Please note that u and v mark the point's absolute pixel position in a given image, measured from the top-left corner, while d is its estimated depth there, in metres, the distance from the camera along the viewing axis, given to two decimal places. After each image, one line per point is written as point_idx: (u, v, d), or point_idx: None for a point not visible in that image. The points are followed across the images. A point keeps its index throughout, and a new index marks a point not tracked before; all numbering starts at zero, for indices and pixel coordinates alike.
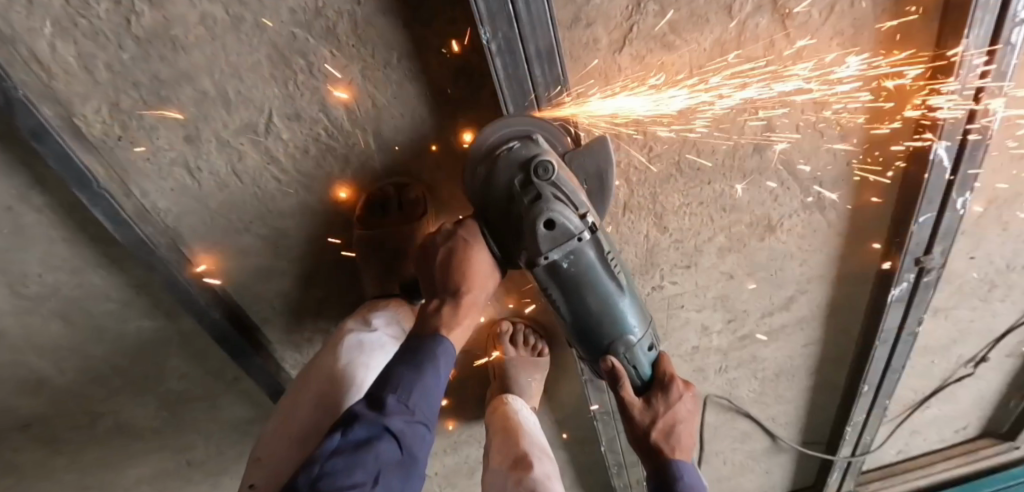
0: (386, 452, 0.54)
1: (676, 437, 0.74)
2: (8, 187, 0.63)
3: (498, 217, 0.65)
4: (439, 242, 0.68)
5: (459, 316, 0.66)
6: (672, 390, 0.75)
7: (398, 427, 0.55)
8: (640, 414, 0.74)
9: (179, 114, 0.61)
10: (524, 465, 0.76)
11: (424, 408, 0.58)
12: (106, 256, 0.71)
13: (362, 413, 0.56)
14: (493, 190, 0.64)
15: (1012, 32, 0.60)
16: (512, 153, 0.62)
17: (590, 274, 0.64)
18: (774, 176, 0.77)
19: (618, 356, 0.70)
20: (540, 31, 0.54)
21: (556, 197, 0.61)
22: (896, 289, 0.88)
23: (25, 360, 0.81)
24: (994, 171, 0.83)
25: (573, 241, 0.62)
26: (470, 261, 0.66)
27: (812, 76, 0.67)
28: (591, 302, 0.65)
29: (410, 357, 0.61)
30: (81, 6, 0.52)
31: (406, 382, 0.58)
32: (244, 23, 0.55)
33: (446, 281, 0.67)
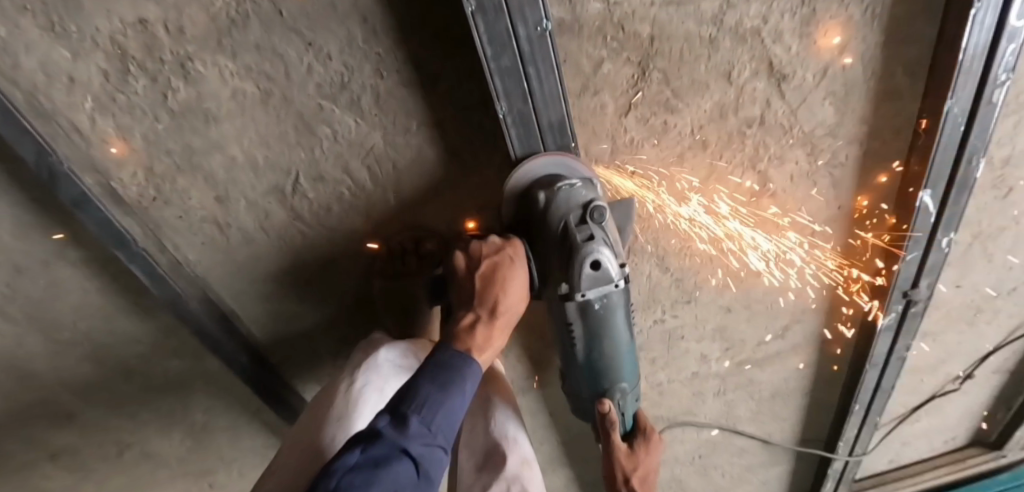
0: (405, 472, 0.54)
1: (648, 484, 0.84)
2: (48, 244, 0.68)
3: (543, 242, 0.66)
4: (483, 254, 0.66)
5: (491, 337, 0.66)
6: (651, 440, 0.83)
7: (417, 451, 0.56)
8: (624, 459, 0.82)
9: (209, 178, 0.65)
10: (493, 465, 0.72)
11: (445, 431, 0.59)
12: (137, 303, 0.76)
13: (383, 430, 0.56)
14: (544, 218, 0.64)
15: (994, 92, 0.64)
16: (573, 190, 0.63)
17: (613, 320, 0.68)
18: (770, 217, 0.81)
19: (611, 400, 0.76)
20: (552, 104, 0.59)
21: (603, 241, 0.63)
22: (885, 319, 0.93)
23: (58, 396, 0.86)
24: (976, 209, 0.87)
25: (610, 286, 0.65)
26: (508, 283, 0.65)
27: (805, 129, 0.71)
28: (606, 345, 0.70)
29: (436, 374, 0.61)
30: (120, 83, 0.57)
31: (432, 402, 0.59)
32: (273, 97, 0.59)
33: (483, 296, 0.66)
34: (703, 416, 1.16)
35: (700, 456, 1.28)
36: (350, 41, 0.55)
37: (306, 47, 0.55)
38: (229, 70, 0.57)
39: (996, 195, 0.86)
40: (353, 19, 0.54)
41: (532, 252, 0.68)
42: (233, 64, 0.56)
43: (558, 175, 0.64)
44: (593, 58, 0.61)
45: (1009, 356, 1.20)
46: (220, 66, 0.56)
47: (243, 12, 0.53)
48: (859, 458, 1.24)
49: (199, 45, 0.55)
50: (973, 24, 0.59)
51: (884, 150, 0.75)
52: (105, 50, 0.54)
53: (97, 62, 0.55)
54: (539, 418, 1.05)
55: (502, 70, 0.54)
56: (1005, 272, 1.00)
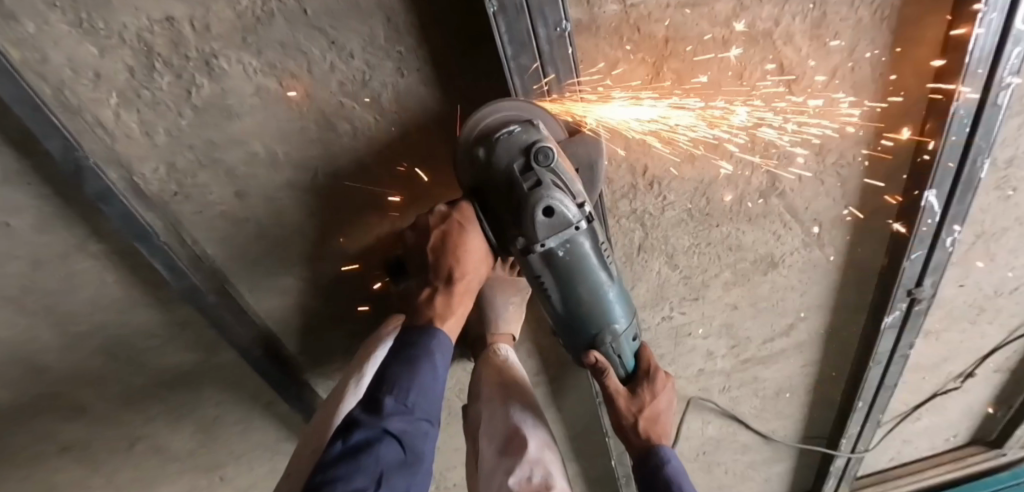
0: (389, 451, 0.55)
1: (659, 423, 0.79)
2: (68, 237, 0.69)
3: (493, 197, 0.65)
4: (432, 225, 0.66)
5: (452, 305, 0.69)
6: (656, 381, 0.79)
7: (398, 428, 0.57)
8: (626, 403, 0.78)
9: (229, 173, 0.66)
10: (515, 449, 0.73)
11: (423, 405, 0.61)
12: (154, 296, 0.77)
13: (361, 418, 0.58)
14: (490, 173, 0.62)
15: (999, 94, 0.66)
16: (512, 138, 0.59)
17: (585, 264, 0.65)
18: (779, 216, 0.82)
19: (601, 348, 0.72)
20: (565, 86, 0.61)
21: (555, 184, 0.61)
22: (889, 317, 0.95)
23: (71, 388, 0.87)
24: (979, 209, 0.89)
25: (570, 230, 0.63)
26: (462, 248, 0.66)
27: (814, 129, 0.73)
28: (582, 290, 0.67)
29: (405, 356, 0.63)
30: (144, 79, 0.58)
31: (402, 381, 0.60)
32: (295, 94, 0.60)
33: (438, 267, 0.68)
34: (707, 412, 1.18)
35: (704, 453, 1.29)
36: (372, 39, 0.57)
37: (329, 45, 0.57)
38: (253, 67, 0.58)
39: (998, 196, 0.87)
40: (376, 18, 0.55)
41: (484, 212, 0.68)
42: (257, 61, 0.57)
43: (501, 122, 0.60)
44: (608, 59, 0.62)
45: (1010, 355, 1.21)
46: (244, 63, 0.57)
47: (270, 11, 0.54)
48: (861, 456, 1.25)
49: (224, 42, 0.56)
50: (980, 28, 0.61)
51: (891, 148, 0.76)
52: (132, 46, 0.56)
53: (123, 58, 0.56)
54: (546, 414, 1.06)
55: (520, 68, 0.57)
56: (1007, 272, 1.02)
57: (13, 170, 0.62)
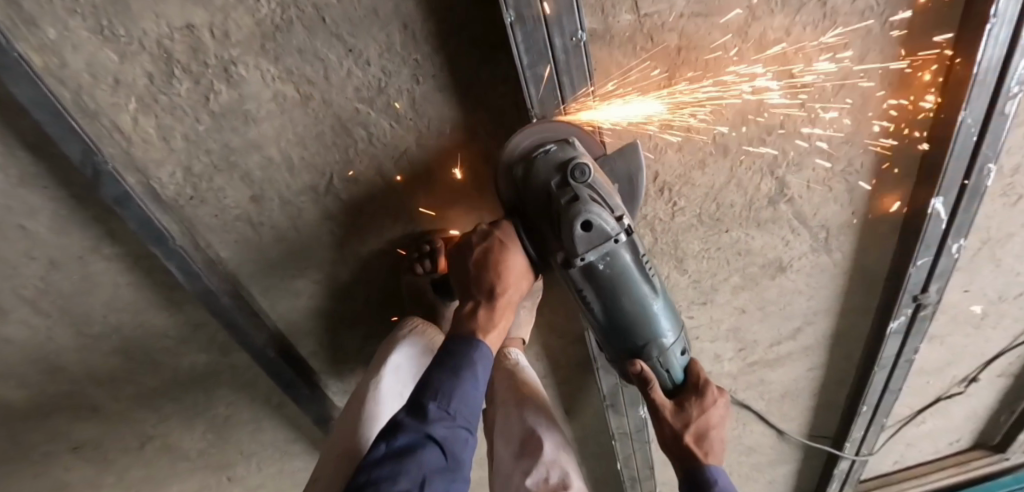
0: (430, 458, 0.57)
1: (709, 441, 0.73)
2: (84, 240, 0.70)
3: (532, 214, 0.64)
4: (473, 243, 0.66)
5: (495, 318, 0.66)
6: (706, 395, 0.73)
7: (440, 435, 0.58)
8: (671, 416, 0.72)
9: (246, 177, 0.67)
10: (532, 450, 0.74)
11: (465, 412, 0.61)
12: (168, 298, 0.78)
13: (404, 421, 0.59)
14: (529, 191, 0.63)
15: (1005, 104, 0.66)
16: (549, 156, 0.61)
17: (626, 277, 0.62)
18: (788, 221, 0.82)
19: (646, 360, 0.68)
20: (579, 91, 0.61)
21: (593, 199, 0.59)
22: (894, 322, 0.95)
23: (84, 389, 0.88)
24: (984, 215, 0.90)
25: (610, 243, 0.60)
26: (505, 263, 0.64)
27: (824, 137, 0.73)
28: (625, 303, 0.64)
29: (449, 362, 0.62)
30: (163, 85, 0.58)
31: (446, 388, 0.60)
32: (312, 100, 0.61)
33: (480, 281, 0.66)
34: None
35: None
36: (390, 47, 0.58)
37: (347, 52, 0.57)
38: (270, 74, 0.59)
39: (1004, 202, 0.88)
40: (394, 26, 0.56)
41: (525, 230, 0.67)
42: (275, 68, 0.58)
43: (537, 144, 0.62)
44: (621, 66, 0.63)
45: (1014, 360, 1.22)
46: (263, 69, 0.58)
47: (290, 19, 0.55)
48: (865, 458, 1.26)
49: (243, 49, 0.57)
50: (988, 38, 0.62)
51: (897, 154, 0.77)
52: (151, 52, 0.56)
53: (143, 65, 0.57)
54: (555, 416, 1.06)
55: (536, 77, 0.58)
56: (1012, 278, 1.02)
57: (33, 174, 0.63)
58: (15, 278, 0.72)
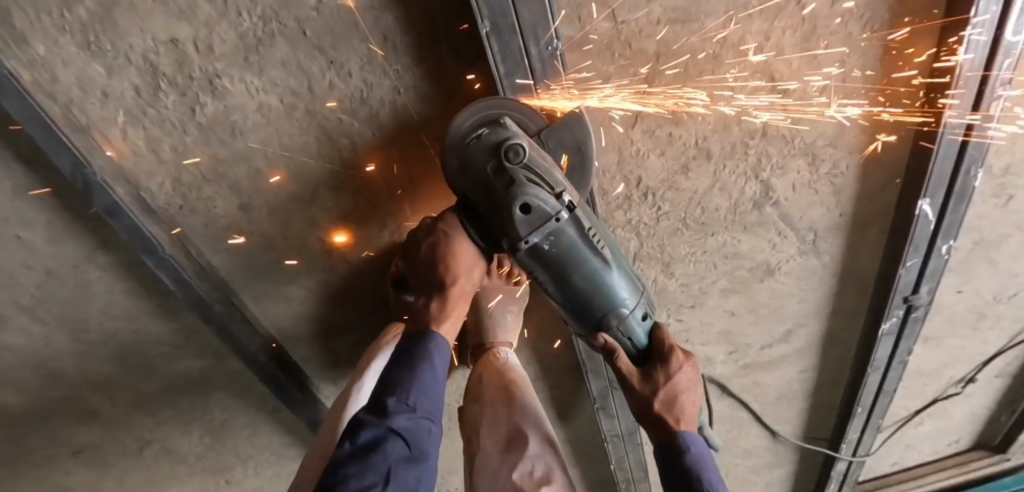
0: (394, 448, 0.57)
1: (679, 406, 0.74)
2: (78, 249, 0.72)
3: (473, 201, 0.65)
4: (420, 238, 0.68)
5: (446, 310, 0.69)
6: (672, 360, 0.73)
7: (403, 426, 0.59)
8: (639, 384, 0.73)
9: (234, 187, 0.68)
10: (516, 447, 0.77)
11: (426, 403, 0.62)
12: (162, 305, 0.80)
13: (366, 418, 0.60)
14: (467, 182, 0.63)
15: (991, 103, 0.67)
16: (482, 140, 0.60)
17: (575, 254, 0.63)
18: (775, 225, 0.83)
19: (609, 331, 0.69)
20: (550, 69, 0.60)
21: (531, 180, 0.59)
22: (886, 323, 0.95)
23: (82, 394, 0.90)
24: (974, 217, 0.90)
25: (552, 223, 0.61)
26: (453, 257, 0.66)
27: (807, 141, 0.74)
28: (576, 280, 0.64)
29: (406, 358, 0.64)
30: (150, 98, 0.60)
31: (404, 382, 0.62)
32: (296, 111, 0.62)
33: (430, 276, 0.69)
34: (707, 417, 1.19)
35: None
36: (370, 59, 0.59)
37: (328, 64, 0.59)
38: (255, 86, 0.60)
39: (994, 203, 0.88)
40: (374, 38, 0.58)
41: (469, 217, 0.68)
42: (259, 80, 0.60)
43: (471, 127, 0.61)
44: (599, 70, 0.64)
45: (1012, 360, 1.21)
46: (247, 82, 0.60)
47: (271, 32, 0.56)
48: (862, 459, 1.26)
49: (227, 63, 0.58)
50: (969, 40, 0.63)
51: (882, 157, 0.77)
52: (139, 66, 0.58)
53: (131, 78, 0.59)
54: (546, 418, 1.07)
55: (515, 86, 0.60)
56: (1007, 278, 1.02)
57: (27, 186, 0.65)
58: (12, 286, 0.74)
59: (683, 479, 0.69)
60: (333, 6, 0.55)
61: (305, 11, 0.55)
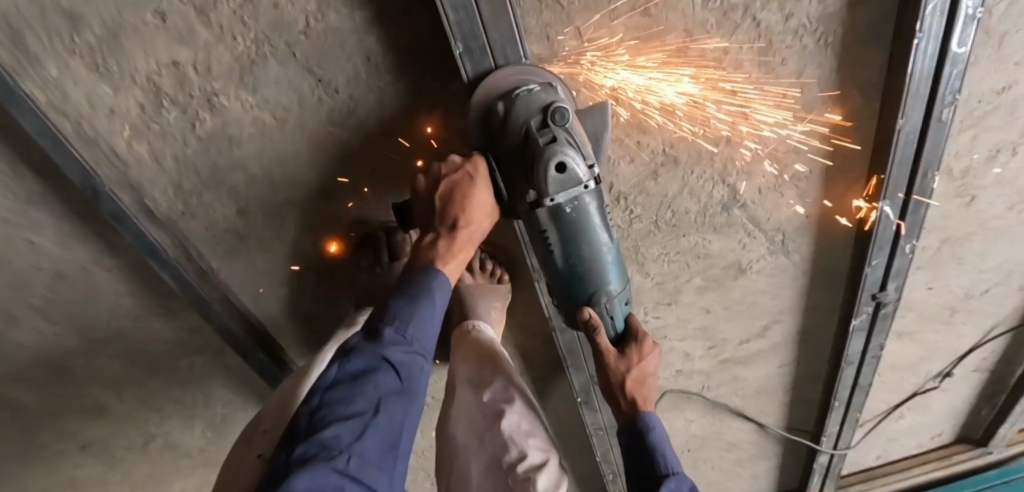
0: (385, 378, 0.62)
1: (645, 388, 0.80)
2: (88, 253, 0.77)
3: (504, 148, 0.65)
4: (443, 174, 0.67)
5: (454, 251, 0.70)
6: (644, 344, 0.79)
7: (396, 358, 0.64)
8: (613, 361, 0.78)
9: (232, 194, 0.73)
10: (504, 399, 0.77)
11: (420, 340, 0.67)
12: (166, 305, 0.85)
13: (360, 346, 0.65)
14: (505, 128, 0.63)
15: (942, 111, 0.71)
16: (531, 96, 0.62)
17: (589, 224, 0.65)
18: (743, 226, 0.87)
19: (595, 307, 0.72)
20: None
21: (568, 143, 0.62)
22: (856, 319, 0.99)
23: (91, 390, 0.95)
24: (938, 217, 0.94)
25: (579, 189, 0.63)
26: (470, 199, 0.66)
27: (769, 147, 0.78)
28: (585, 249, 0.67)
29: (406, 294, 0.68)
30: (154, 114, 0.65)
31: (402, 315, 0.66)
32: (289, 124, 0.68)
33: (443, 214, 0.69)
34: (690, 411, 1.23)
35: (690, 450, 1.34)
36: (356, 77, 0.65)
37: (317, 82, 0.65)
38: (250, 103, 0.65)
39: (956, 204, 0.92)
40: (358, 58, 0.63)
41: (495, 165, 0.68)
42: (254, 97, 0.65)
43: (517, 83, 0.63)
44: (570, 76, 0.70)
45: (988, 355, 1.25)
46: (242, 99, 0.65)
47: (264, 54, 0.62)
48: (843, 452, 1.29)
49: (224, 82, 0.63)
50: (918, 51, 0.66)
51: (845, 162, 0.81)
52: (143, 85, 0.63)
53: (136, 96, 0.64)
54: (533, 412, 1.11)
55: None
56: (977, 275, 1.05)
57: (40, 196, 0.70)
58: (26, 288, 0.79)
59: (647, 459, 0.74)
60: (320, 29, 0.60)
61: (295, 34, 0.61)
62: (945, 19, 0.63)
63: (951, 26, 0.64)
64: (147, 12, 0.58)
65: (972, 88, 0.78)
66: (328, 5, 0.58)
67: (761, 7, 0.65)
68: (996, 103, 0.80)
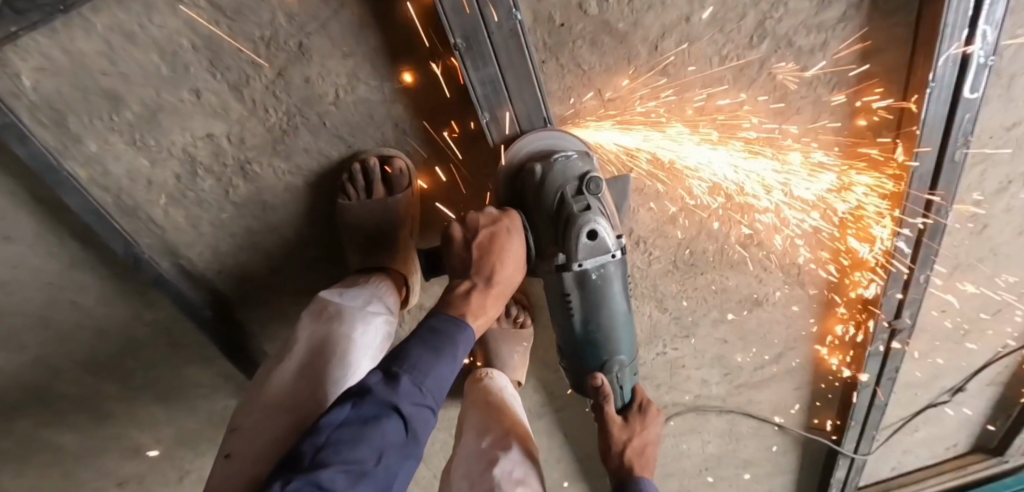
0: (393, 431, 0.52)
1: (644, 457, 0.83)
2: (125, 310, 0.80)
3: (537, 211, 0.64)
4: (481, 225, 0.64)
5: (487, 305, 0.63)
6: (647, 413, 0.83)
7: (407, 410, 0.54)
8: (617, 429, 0.81)
9: (265, 253, 0.76)
10: (503, 445, 0.77)
11: (435, 392, 0.56)
12: (202, 353, 0.88)
13: (374, 386, 0.54)
14: (539, 191, 0.63)
15: (955, 152, 0.71)
16: (568, 163, 0.62)
17: (611, 292, 0.67)
18: (759, 266, 0.89)
19: (607, 374, 0.74)
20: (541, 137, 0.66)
21: (600, 211, 0.63)
22: (873, 346, 0.98)
23: (130, 432, 0.99)
24: (952, 244, 0.94)
25: (607, 256, 0.64)
26: (506, 252, 0.63)
27: (786, 192, 0.80)
28: (604, 317, 0.68)
29: (428, 337, 0.58)
30: (191, 183, 0.68)
31: (422, 363, 0.56)
32: (319, 185, 0.71)
33: (480, 264, 0.64)
34: (707, 433, 1.25)
35: (707, 468, 1.35)
36: (384, 140, 0.68)
37: (347, 147, 0.68)
38: (281, 169, 0.68)
39: (970, 232, 0.93)
40: (386, 124, 0.66)
41: (527, 224, 0.66)
42: (286, 164, 0.67)
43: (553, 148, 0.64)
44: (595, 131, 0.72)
45: (1001, 369, 1.25)
46: (275, 166, 0.67)
47: (296, 124, 0.64)
48: (863, 457, 1.23)
49: (257, 151, 0.66)
50: (932, 99, 0.67)
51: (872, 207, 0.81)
52: (179, 158, 0.66)
53: (172, 168, 0.66)
54: (553, 440, 1.13)
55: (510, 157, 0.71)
56: (990, 297, 1.06)
57: (83, 258, 0.73)
58: (65, 343, 0.82)
59: None
60: (350, 100, 0.63)
61: (325, 106, 0.63)
62: (957, 69, 0.64)
63: (964, 74, 0.64)
64: (184, 90, 0.60)
65: (984, 126, 0.79)
66: (357, 78, 0.61)
67: (774, 63, 0.67)
68: (1008, 137, 0.81)
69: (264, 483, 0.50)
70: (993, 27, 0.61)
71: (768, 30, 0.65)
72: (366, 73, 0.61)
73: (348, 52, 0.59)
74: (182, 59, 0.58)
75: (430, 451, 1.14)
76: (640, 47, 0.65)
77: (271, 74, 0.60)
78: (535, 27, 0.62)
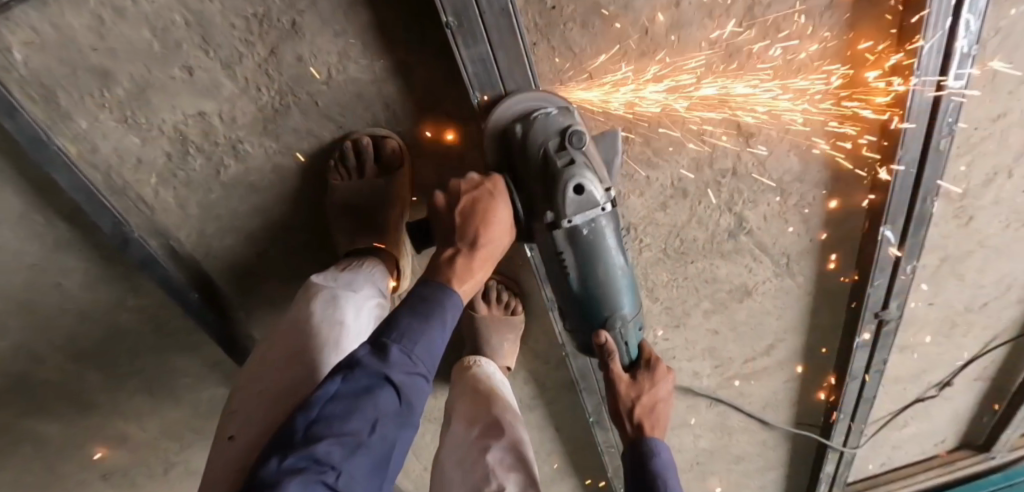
0: (386, 401, 0.52)
1: (655, 415, 0.81)
2: (111, 294, 0.79)
3: (523, 172, 0.65)
4: (462, 190, 0.63)
5: (472, 269, 0.62)
6: (656, 370, 0.80)
7: (398, 379, 0.53)
8: (625, 388, 0.79)
9: (253, 235, 0.76)
10: (493, 432, 0.77)
11: (427, 360, 0.56)
12: (190, 340, 0.88)
13: (363, 358, 0.54)
14: (523, 150, 0.64)
15: (939, 140, 0.72)
16: (549, 119, 0.63)
17: (606, 246, 0.65)
18: (748, 255, 0.90)
19: (610, 331, 0.72)
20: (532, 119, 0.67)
21: (585, 164, 0.62)
22: (858, 337, 0.99)
23: (115, 422, 0.98)
24: (939, 236, 0.96)
25: (597, 210, 0.63)
26: (491, 216, 0.62)
27: (773, 178, 0.81)
28: (601, 272, 0.67)
29: (417, 307, 0.57)
30: (180, 162, 0.67)
31: (412, 332, 0.55)
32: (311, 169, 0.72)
33: (464, 230, 0.62)
34: (698, 427, 1.25)
35: (698, 464, 1.36)
36: (375, 121, 0.68)
37: (338, 128, 0.68)
38: (272, 149, 0.68)
39: (955, 223, 0.94)
40: (377, 105, 0.66)
41: (514, 186, 0.67)
42: (276, 144, 0.67)
43: (535, 105, 0.64)
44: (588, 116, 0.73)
45: (987, 365, 1.27)
46: (265, 146, 0.67)
47: (287, 103, 0.64)
48: (852, 451, 1.24)
49: (248, 130, 0.66)
50: (917, 88, 0.67)
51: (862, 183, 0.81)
52: (169, 136, 0.65)
53: (162, 147, 0.66)
54: (543, 433, 1.13)
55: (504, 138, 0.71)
56: (977, 289, 1.07)
57: (68, 240, 0.73)
58: (50, 328, 0.80)
59: (649, 479, 0.75)
60: (340, 80, 0.63)
61: (316, 85, 0.63)
62: (941, 57, 0.65)
63: (949, 61, 0.65)
64: (174, 67, 0.60)
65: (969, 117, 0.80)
66: (348, 57, 0.61)
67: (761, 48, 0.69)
68: (993, 129, 0.82)
69: (260, 458, 0.50)
70: (977, 16, 0.62)
71: (757, 16, 0.66)
72: (358, 52, 0.61)
73: (340, 29, 0.59)
74: (172, 35, 0.58)
75: (419, 443, 1.13)
76: (630, 30, 0.66)
77: (262, 53, 0.60)
78: (527, 7, 0.62)
